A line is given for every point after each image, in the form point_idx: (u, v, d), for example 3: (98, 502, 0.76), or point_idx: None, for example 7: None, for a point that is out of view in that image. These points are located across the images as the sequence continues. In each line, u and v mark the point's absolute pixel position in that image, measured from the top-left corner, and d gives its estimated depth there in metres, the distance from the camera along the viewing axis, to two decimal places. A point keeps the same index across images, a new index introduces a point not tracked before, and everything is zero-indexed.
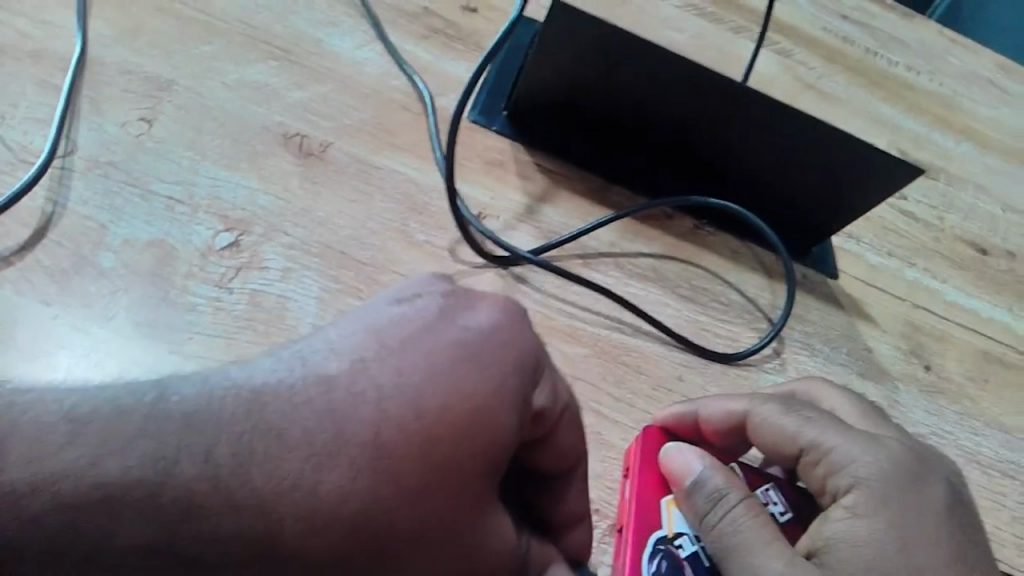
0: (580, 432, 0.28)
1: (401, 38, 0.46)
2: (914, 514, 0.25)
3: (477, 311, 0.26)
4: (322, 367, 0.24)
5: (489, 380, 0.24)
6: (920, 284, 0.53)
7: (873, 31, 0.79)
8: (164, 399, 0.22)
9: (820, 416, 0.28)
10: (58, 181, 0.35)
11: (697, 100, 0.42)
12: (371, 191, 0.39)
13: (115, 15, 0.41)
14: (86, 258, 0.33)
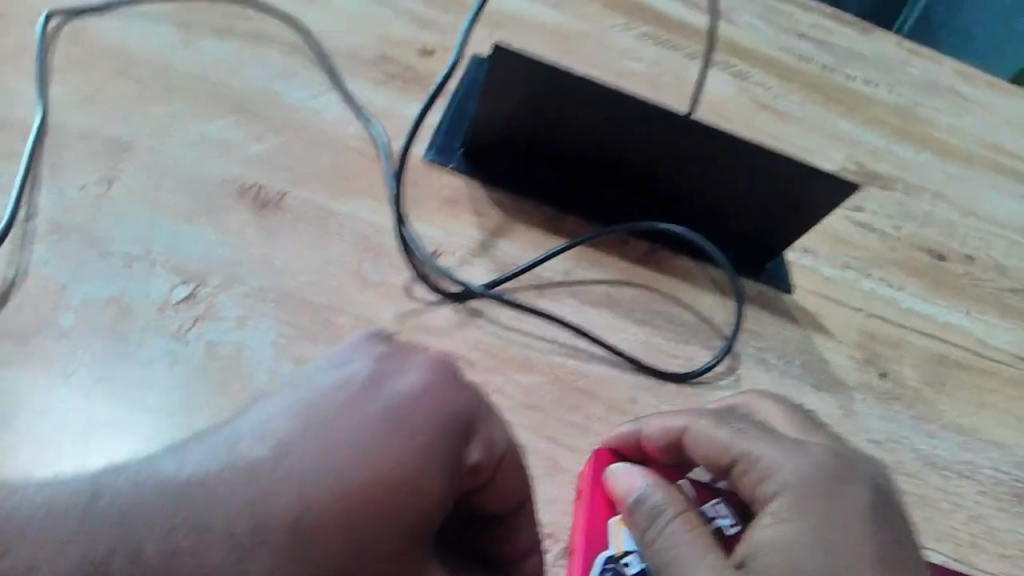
0: (522, 473, 0.29)
1: (357, 85, 0.48)
2: (835, 516, 0.27)
3: (404, 379, 0.27)
4: (249, 451, 0.25)
5: (414, 450, 0.26)
6: (876, 294, 0.54)
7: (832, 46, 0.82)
8: (99, 495, 0.23)
9: (749, 427, 0.30)
10: (20, 246, 0.36)
11: (640, 130, 0.43)
12: (328, 236, 0.40)
13: (75, 82, 0.42)
14: (46, 318, 0.35)
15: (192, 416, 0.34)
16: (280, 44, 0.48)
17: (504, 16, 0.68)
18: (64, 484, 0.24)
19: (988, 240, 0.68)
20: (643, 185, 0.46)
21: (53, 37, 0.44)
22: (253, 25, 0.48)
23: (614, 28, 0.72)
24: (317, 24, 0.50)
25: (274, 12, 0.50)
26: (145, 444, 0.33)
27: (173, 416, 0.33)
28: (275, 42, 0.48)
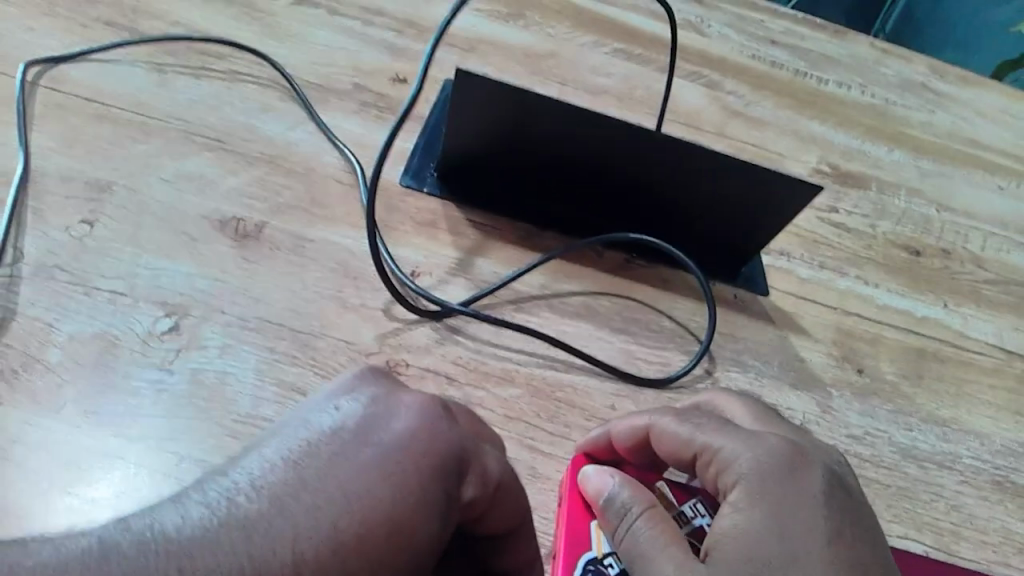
0: (521, 490, 0.28)
1: (332, 116, 0.49)
2: (789, 499, 0.27)
3: (397, 415, 0.26)
4: (242, 503, 0.22)
5: (413, 494, 0.24)
6: (852, 291, 0.55)
7: (800, 56, 0.86)
8: (106, 560, 0.20)
9: (709, 421, 0.30)
10: (7, 287, 0.37)
11: (607, 144, 0.44)
12: (306, 263, 0.42)
13: (55, 128, 0.44)
14: (35, 356, 0.35)
15: (179, 444, 0.34)
16: (255, 81, 0.50)
17: (477, 41, 0.70)
18: (48, 551, 0.20)
19: (965, 232, 0.68)
20: (614, 197, 0.47)
21: (32, 84, 0.45)
22: (228, 64, 0.50)
23: (586, 46, 0.74)
24: (290, 61, 0.52)
25: (248, 51, 0.51)
26: (134, 473, 0.33)
27: (162, 443, 0.34)
28: (250, 79, 0.50)
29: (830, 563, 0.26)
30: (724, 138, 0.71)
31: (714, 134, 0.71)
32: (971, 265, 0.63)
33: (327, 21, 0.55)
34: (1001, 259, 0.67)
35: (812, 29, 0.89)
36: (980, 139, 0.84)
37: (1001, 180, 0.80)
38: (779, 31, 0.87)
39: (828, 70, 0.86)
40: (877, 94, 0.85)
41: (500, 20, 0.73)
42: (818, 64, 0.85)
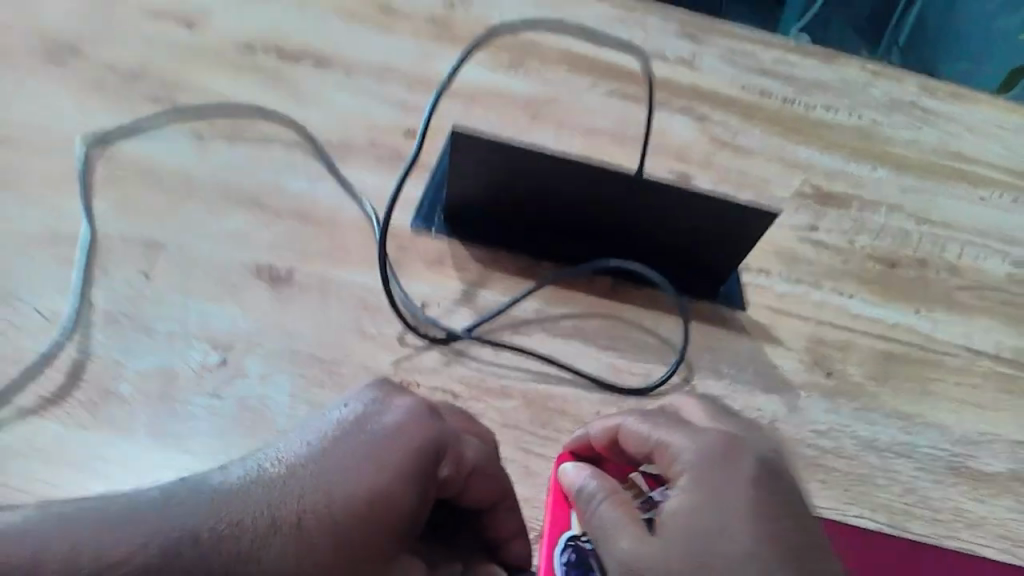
0: (498, 472, 0.35)
1: (350, 171, 0.56)
2: (725, 483, 0.33)
3: (392, 411, 0.32)
4: (266, 470, 0.30)
5: (397, 468, 0.31)
6: (827, 302, 0.60)
7: (787, 84, 0.92)
8: (166, 504, 0.28)
9: (664, 420, 0.36)
10: (84, 333, 0.45)
11: (587, 184, 0.50)
12: (331, 301, 0.48)
13: (115, 197, 0.51)
14: (109, 389, 0.43)
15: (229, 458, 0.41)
16: (284, 144, 0.57)
17: (482, 91, 0.77)
18: (127, 497, 0.28)
19: (943, 242, 0.73)
20: (600, 228, 0.53)
21: (95, 158, 0.53)
22: (259, 130, 0.57)
23: (581, 89, 0.80)
24: (314, 123, 0.59)
25: (277, 117, 0.59)
26: None
27: (216, 456, 0.41)
28: (279, 143, 0.57)
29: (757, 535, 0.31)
30: (713, 165, 0.77)
31: (703, 162, 0.77)
32: (946, 273, 0.68)
33: (345, 85, 0.62)
34: (977, 266, 0.71)
35: (800, 58, 0.95)
36: (962, 153, 0.89)
37: (982, 191, 0.85)
38: (766, 62, 0.93)
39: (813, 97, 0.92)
40: (862, 116, 0.91)
41: (502, 71, 0.80)
42: (803, 91, 0.91)
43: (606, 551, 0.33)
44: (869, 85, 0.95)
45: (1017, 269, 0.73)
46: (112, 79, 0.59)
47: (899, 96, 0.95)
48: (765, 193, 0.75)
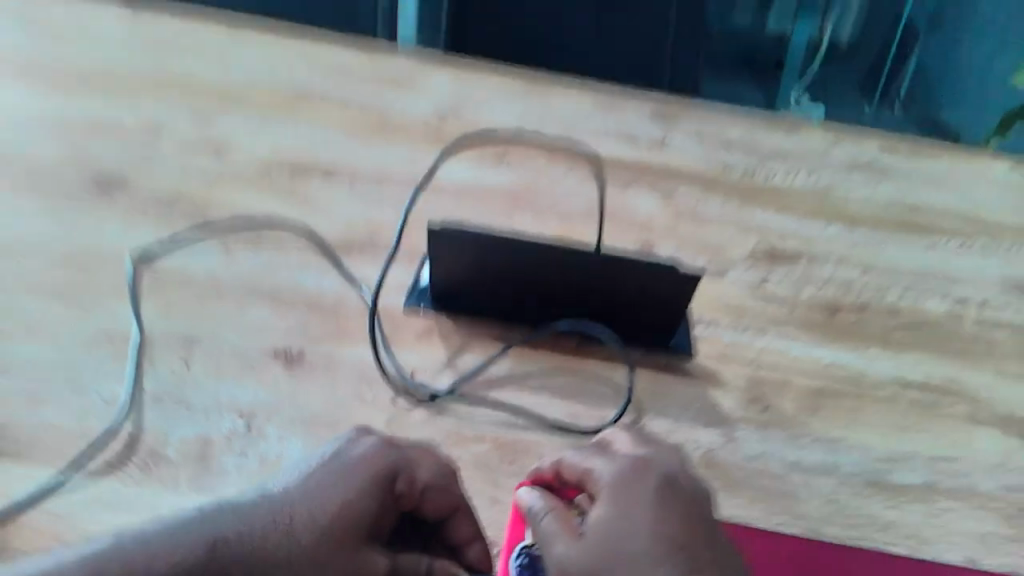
0: (450, 488, 0.45)
1: (352, 264, 0.67)
2: (633, 495, 0.42)
3: (357, 448, 0.45)
4: (264, 491, 0.42)
5: (356, 482, 0.42)
6: (770, 347, 0.68)
7: (748, 155, 1.02)
8: (194, 514, 0.40)
9: (590, 450, 0.46)
10: (137, 413, 0.55)
11: (545, 265, 0.61)
12: (336, 374, 0.58)
13: (159, 301, 0.62)
14: (159, 457, 0.53)
15: None
16: (298, 246, 0.68)
17: (468, 184, 0.89)
18: (170, 516, 0.40)
19: (886, 285, 0.81)
20: (559, 298, 0.63)
21: (141, 270, 0.64)
22: (277, 236, 0.69)
23: (557, 177, 0.92)
24: (322, 226, 0.70)
25: (290, 223, 0.70)
26: None
27: None
28: (294, 245, 0.68)
29: (655, 530, 0.41)
30: (676, 232, 0.87)
31: (668, 230, 0.87)
32: (884, 315, 0.76)
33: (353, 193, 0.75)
34: (918, 305, 0.79)
35: (758, 132, 1.06)
36: (909, 207, 0.98)
37: (928, 240, 0.93)
38: (728, 137, 1.04)
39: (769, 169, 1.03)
40: (817, 179, 1.01)
41: (486, 166, 0.91)
42: (762, 160, 1.02)
43: (549, 555, 0.43)
44: (825, 151, 1.05)
45: (957, 305, 0.80)
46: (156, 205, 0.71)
47: (852, 159, 1.05)
48: (723, 253, 0.84)
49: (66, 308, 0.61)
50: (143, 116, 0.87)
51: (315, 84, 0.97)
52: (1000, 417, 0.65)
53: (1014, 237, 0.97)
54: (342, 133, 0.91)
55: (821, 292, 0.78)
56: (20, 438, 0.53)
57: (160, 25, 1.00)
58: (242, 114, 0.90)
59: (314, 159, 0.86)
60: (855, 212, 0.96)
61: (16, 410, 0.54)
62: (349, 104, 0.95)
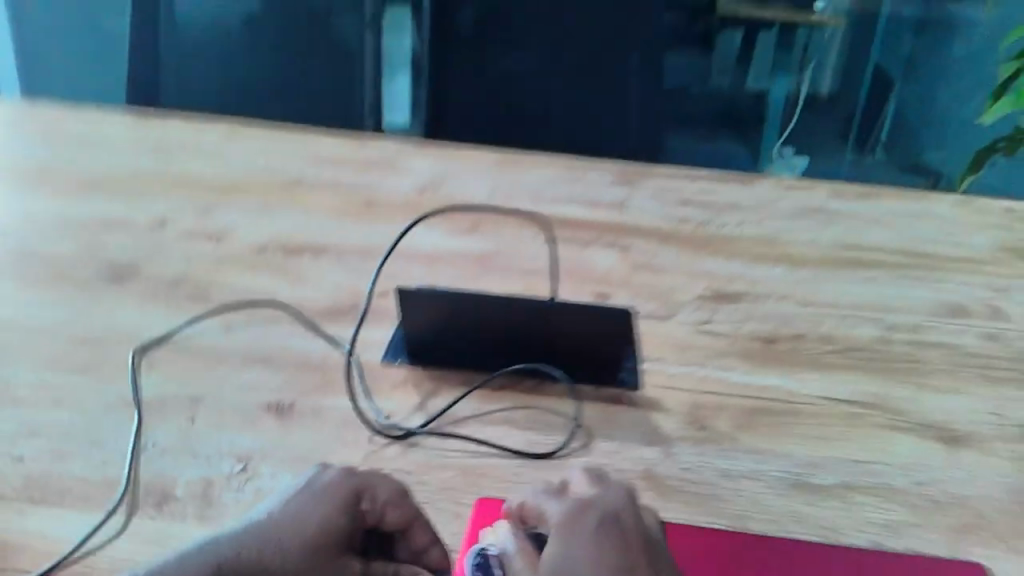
0: (407, 502, 0.53)
1: (337, 330, 0.77)
2: (578, 530, 0.49)
3: (325, 476, 0.53)
4: (252, 520, 0.50)
5: (325, 505, 0.51)
6: (711, 375, 0.76)
7: (693, 220, 1.15)
8: (198, 546, 0.48)
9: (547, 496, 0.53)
10: (144, 460, 0.60)
11: (500, 314, 0.70)
12: (321, 420, 0.66)
13: (164, 370, 0.70)
14: (166, 495, 0.57)
15: None
16: (291, 318, 0.79)
17: (442, 251, 0.98)
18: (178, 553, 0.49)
19: (822, 316, 0.89)
20: (514, 343, 0.72)
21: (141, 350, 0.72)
22: (270, 314, 0.79)
23: (525, 241, 1.03)
24: (311, 301, 0.81)
25: (277, 303, 0.81)
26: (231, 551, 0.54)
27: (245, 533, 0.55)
28: (286, 319, 0.78)
29: (612, 560, 0.47)
30: (632, 281, 0.95)
31: (624, 280, 0.96)
32: (818, 343, 0.84)
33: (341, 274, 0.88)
34: (851, 332, 0.87)
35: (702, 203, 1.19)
36: (847, 247, 1.08)
37: (867, 272, 1.01)
38: (676, 209, 1.17)
39: (717, 227, 1.13)
40: (757, 232, 1.12)
41: (458, 237, 1.02)
42: (708, 223, 1.14)
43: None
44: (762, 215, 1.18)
45: (889, 330, 0.87)
46: (167, 291, 0.82)
47: (787, 218, 1.18)
48: (672, 295, 0.92)
49: (82, 375, 0.68)
50: (153, 218, 0.99)
51: (306, 185, 1.10)
52: (917, 423, 0.72)
53: (948, 266, 1.06)
54: (329, 220, 1.02)
55: (762, 326, 0.86)
56: (38, 482, 0.58)
57: (177, 151, 1.17)
58: (240, 213, 1.02)
59: (303, 241, 0.97)
60: (797, 254, 1.05)
61: (36, 460, 0.60)
62: (336, 199, 1.08)
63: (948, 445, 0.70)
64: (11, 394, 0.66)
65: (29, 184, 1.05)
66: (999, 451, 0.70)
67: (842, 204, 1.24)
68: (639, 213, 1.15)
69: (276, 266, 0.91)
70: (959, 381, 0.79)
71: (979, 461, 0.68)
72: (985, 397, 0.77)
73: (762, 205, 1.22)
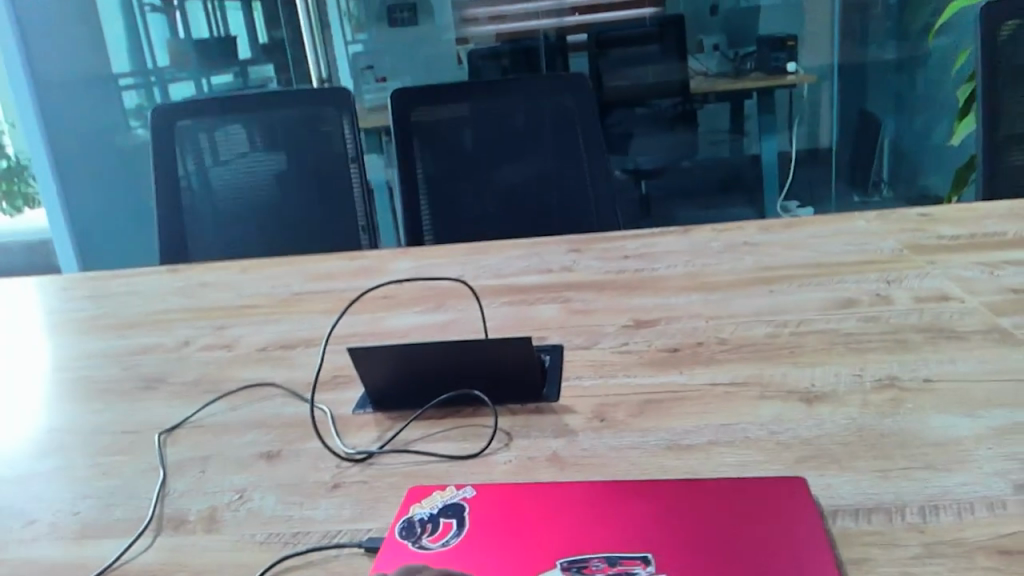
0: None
1: (319, 396, 0.97)
2: None
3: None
4: None
5: None
6: (618, 381, 0.93)
7: (630, 270, 1.33)
8: None
9: None
10: (165, 500, 0.79)
11: (432, 358, 0.90)
12: (301, 456, 0.84)
13: (183, 443, 0.90)
14: (181, 519, 0.76)
15: (243, 531, 0.73)
16: (283, 393, 0.99)
17: (412, 326, 1.18)
18: None
19: (724, 325, 1.05)
20: (453, 377, 0.91)
21: (165, 434, 0.92)
22: (267, 393, 0.99)
23: (480, 309, 1.22)
24: (300, 381, 1.01)
25: (273, 385, 1.01)
26: (227, 546, 0.71)
27: (237, 535, 0.72)
28: (279, 394, 0.99)
29: None
30: (567, 324, 1.13)
31: (562, 323, 1.14)
32: (715, 344, 1.00)
33: (327, 356, 1.09)
34: (746, 331, 1.03)
35: (639, 257, 1.39)
36: (759, 270, 1.24)
37: (773, 285, 1.17)
38: (615, 264, 1.37)
39: (649, 271, 1.31)
40: (685, 269, 1.30)
41: (426, 314, 1.22)
42: (643, 269, 1.33)
43: None
44: (691, 257, 1.36)
45: (778, 326, 1.03)
46: (188, 390, 1.03)
47: (713, 254, 1.36)
48: (599, 329, 1.09)
49: (125, 453, 0.89)
50: (180, 338, 1.22)
51: (304, 300, 1.34)
52: (785, 391, 0.86)
53: (849, 267, 1.21)
54: (321, 320, 1.24)
55: (671, 339, 1.03)
56: (87, 524, 0.77)
57: (201, 294, 1.43)
58: (249, 325, 1.25)
59: (297, 336, 1.18)
60: (714, 281, 1.22)
61: (88, 510, 0.79)
62: (327, 306, 1.30)
63: (807, 403, 0.83)
64: (70, 472, 0.87)
65: (85, 330, 1.30)
66: (852, 400, 0.83)
67: (765, 237, 1.41)
68: (583, 272, 1.35)
69: (274, 355, 1.12)
70: (830, 355, 0.93)
71: (831, 410, 0.81)
72: (851, 364, 0.91)
73: (693, 248, 1.40)
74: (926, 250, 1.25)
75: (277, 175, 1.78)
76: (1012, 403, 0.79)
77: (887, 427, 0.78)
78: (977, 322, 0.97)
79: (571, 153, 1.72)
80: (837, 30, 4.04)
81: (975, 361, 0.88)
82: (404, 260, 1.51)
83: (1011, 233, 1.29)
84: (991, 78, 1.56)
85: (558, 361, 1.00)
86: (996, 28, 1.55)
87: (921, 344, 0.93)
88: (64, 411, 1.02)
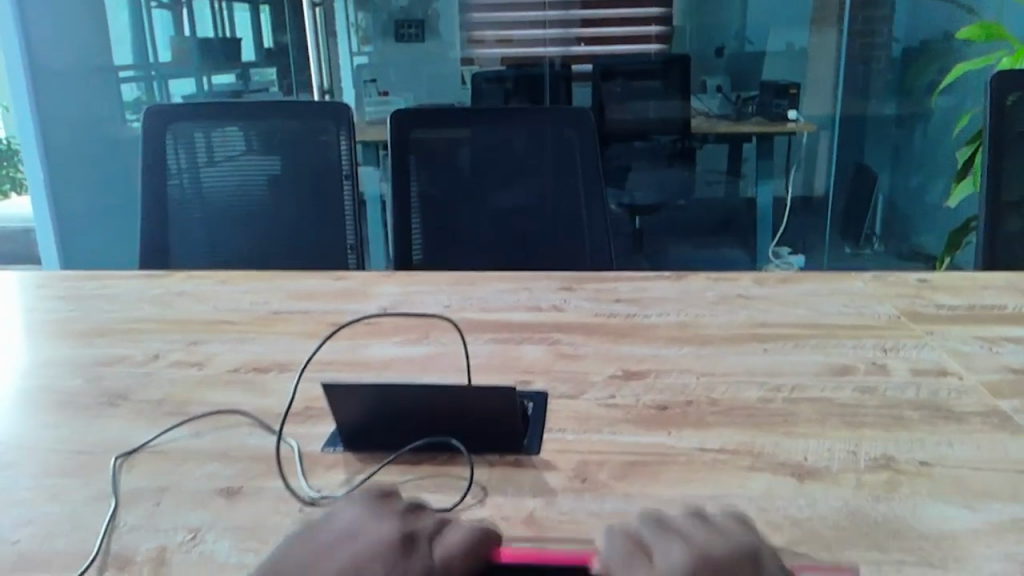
0: None
1: (290, 429, 0.92)
2: None
3: None
4: None
5: None
6: (602, 437, 0.89)
7: (620, 315, 1.29)
8: None
9: None
10: (110, 537, 0.74)
11: (408, 400, 0.85)
12: (262, 496, 0.79)
13: (139, 471, 0.84)
14: (126, 560, 0.70)
15: None
16: (251, 422, 0.94)
17: (392, 357, 1.14)
18: None
19: (715, 384, 1.01)
20: (431, 422, 0.87)
21: (119, 459, 0.87)
22: (232, 421, 0.95)
23: (466, 345, 1.18)
24: (271, 411, 0.97)
25: (240, 413, 0.96)
26: None
27: None
28: (247, 423, 0.94)
29: None
30: (553, 368, 1.09)
31: (548, 366, 1.10)
32: (706, 406, 0.96)
33: (300, 384, 1.05)
34: (737, 394, 0.99)
35: (632, 301, 1.35)
36: (754, 327, 1.21)
37: (766, 344, 1.14)
38: (607, 307, 1.33)
39: (639, 317, 1.28)
40: (678, 318, 1.26)
41: (408, 346, 1.18)
42: (634, 315, 1.29)
43: None
44: (684, 306, 1.32)
45: (769, 390, 0.99)
46: (151, 411, 0.98)
47: (708, 305, 1.32)
48: (586, 377, 1.05)
49: (77, 477, 0.84)
50: (150, 352, 1.17)
51: (282, 321, 1.29)
52: (774, 463, 0.82)
53: (846, 332, 1.18)
54: (298, 343, 1.19)
55: (659, 397, 0.98)
56: (25, 556, 0.71)
57: (178, 305, 1.38)
58: (223, 343, 1.20)
59: (273, 359, 1.13)
60: (706, 335, 1.19)
61: (29, 539, 0.74)
62: (307, 328, 1.26)
63: (798, 479, 0.79)
64: (15, 493, 0.81)
65: (53, 334, 1.25)
66: (845, 480, 0.79)
67: (761, 291, 1.38)
68: (572, 313, 1.31)
69: (246, 378, 1.07)
70: (824, 427, 0.89)
71: (824, 490, 0.78)
72: (845, 439, 0.87)
73: (685, 297, 1.36)
74: (924, 319, 1.22)
75: (266, 185, 1.74)
76: (1010, 497, 0.76)
77: (880, 513, 0.74)
78: (974, 402, 0.94)
79: (569, 184, 1.69)
80: (840, 82, 4.05)
81: (973, 446, 0.85)
82: (391, 285, 1.47)
83: (1010, 308, 1.27)
84: (997, 148, 1.55)
85: (542, 409, 0.96)
86: (1003, 99, 1.54)
87: (917, 423, 0.90)
88: (18, 423, 0.97)
